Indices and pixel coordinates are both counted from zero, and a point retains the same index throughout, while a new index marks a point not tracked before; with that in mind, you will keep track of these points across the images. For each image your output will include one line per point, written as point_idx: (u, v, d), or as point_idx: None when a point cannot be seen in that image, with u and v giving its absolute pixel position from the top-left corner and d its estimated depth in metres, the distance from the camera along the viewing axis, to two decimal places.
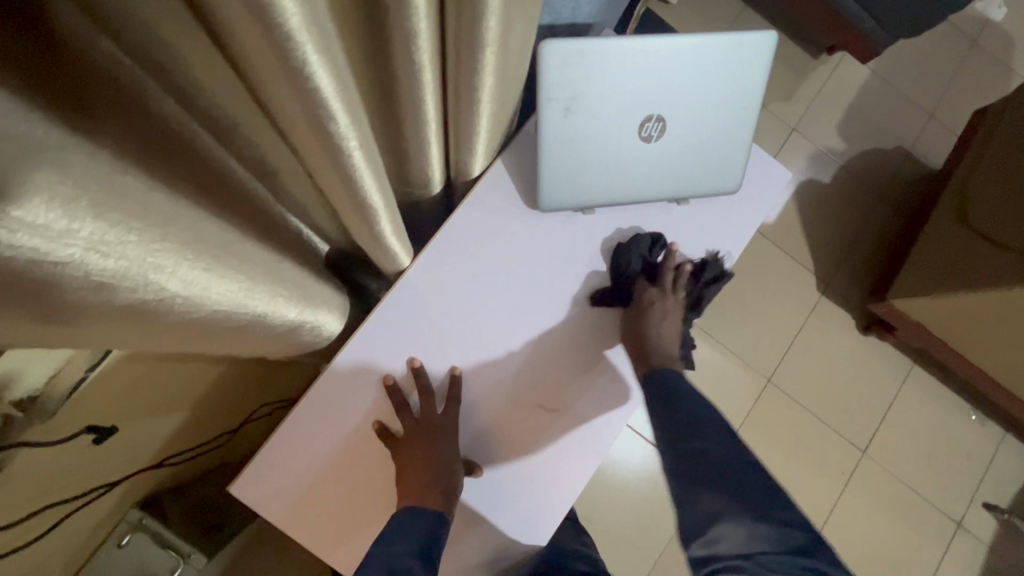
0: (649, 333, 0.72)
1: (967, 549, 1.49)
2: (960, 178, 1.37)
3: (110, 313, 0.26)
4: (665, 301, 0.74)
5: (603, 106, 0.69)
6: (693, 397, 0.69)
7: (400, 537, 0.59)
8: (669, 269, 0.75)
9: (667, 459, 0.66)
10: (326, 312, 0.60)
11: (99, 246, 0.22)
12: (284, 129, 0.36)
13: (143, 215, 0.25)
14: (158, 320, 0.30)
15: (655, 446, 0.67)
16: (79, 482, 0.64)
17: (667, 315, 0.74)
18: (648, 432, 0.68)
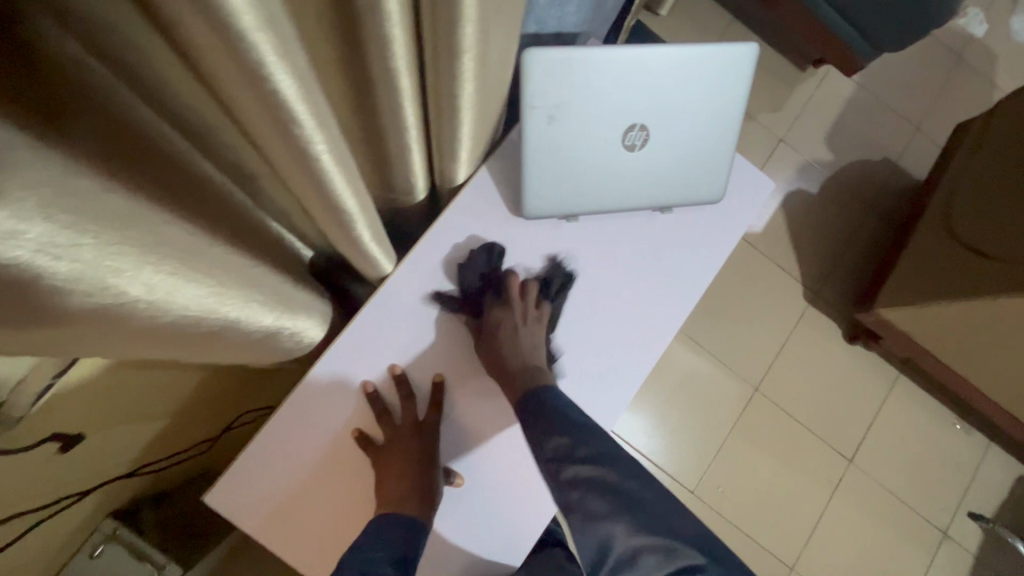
0: (496, 353, 0.70)
1: (953, 560, 1.49)
2: (945, 190, 1.39)
3: (68, 318, 0.25)
4: (516, 317, 0.71)
5: (587, 114, 0.69)
6: (559, 407, 0.66)
7: (377, 547, 0.58)
8: (512, 285, 0.73)
9: (572, 458, 0.63)
10: (305, 318, 0.59)
11: (54, 248, 0.22)
12: (252, 132, 0.35)
13: (99, 217, 0.24)
14: (121, 325, 0.30)
15: (557, 446, 0.63)
16: (47, 491, 0.63)
17: (520, 332, 0.71)
18: (553, 429, 0.64)
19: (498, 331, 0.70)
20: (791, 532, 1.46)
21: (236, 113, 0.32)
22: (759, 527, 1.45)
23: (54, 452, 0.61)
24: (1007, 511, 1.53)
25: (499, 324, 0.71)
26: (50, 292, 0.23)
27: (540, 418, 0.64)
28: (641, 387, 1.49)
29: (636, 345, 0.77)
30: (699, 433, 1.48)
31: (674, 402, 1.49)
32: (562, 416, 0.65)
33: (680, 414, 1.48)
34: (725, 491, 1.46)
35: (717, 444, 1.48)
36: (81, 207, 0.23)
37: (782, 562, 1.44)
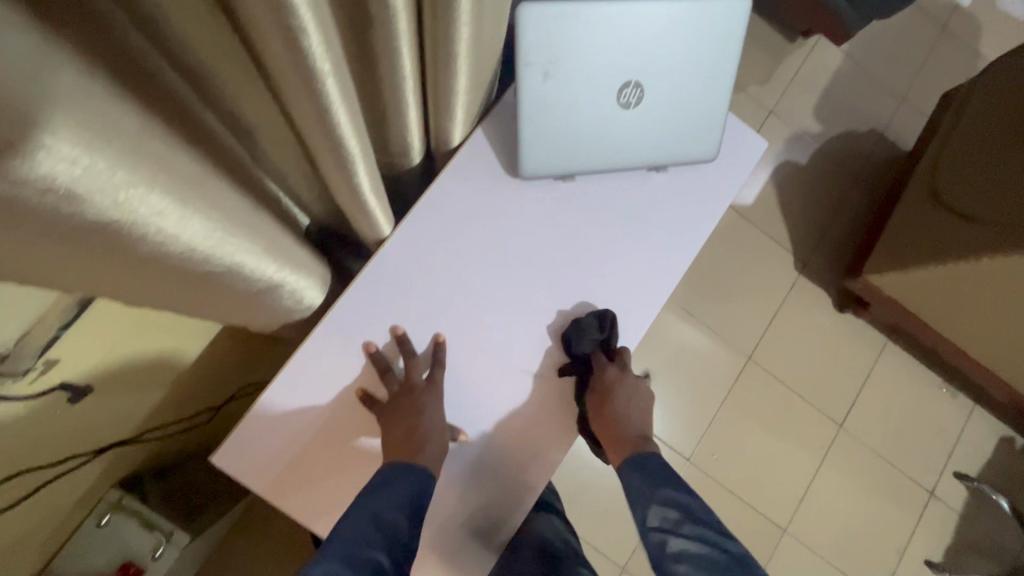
0: (610, 420, 0.72)
1: (938, 518, 1.54)
2: (931, 155, 1.41)
3: (71, 232, 0.25)
4: (622, 380, 0.74)
5: (581, 71, 0.70)
6: (666, 475, 0.70)
7: (383, 494, 0.60)
8: (618, 349, 0.75)
9: (677, 533, 0.66)
10: (308, 278, 0.59)
11: (63, 151, 0.21)
12: (263, 59, 0.36)
13: (115, 134, 0.24)
14: (124, 249, 0.29)
15: (664, 517, 0.67)
16: (55, 453, 0.63)
17: (629, 393, 0.74)
18: (663, 501, 0.68)
19: (616, 401, 0.72)
20: (783, 495, 1.50)
21: (249, 31, 0.33)
22: (753, 492, 1.49)
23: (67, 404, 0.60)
24: (989, 471, 1.58)
25: (615, 391, 0.72)
26: (57, 203, 0.22)
27: (644, 487, 0.69)
28: (636, 359, 1.51)
29: (634, 303, 0.77)
30: (693, 402, 1.51)
31: (669, 373, 1.51)
32: (668, 490, 0.68)
33: (676, 385, 1.51)
34: (720, 458, 1.49)
35: (713, 413, 1.51)
36: (98, 121, 0.23)
37: (777, 525, 1.48)
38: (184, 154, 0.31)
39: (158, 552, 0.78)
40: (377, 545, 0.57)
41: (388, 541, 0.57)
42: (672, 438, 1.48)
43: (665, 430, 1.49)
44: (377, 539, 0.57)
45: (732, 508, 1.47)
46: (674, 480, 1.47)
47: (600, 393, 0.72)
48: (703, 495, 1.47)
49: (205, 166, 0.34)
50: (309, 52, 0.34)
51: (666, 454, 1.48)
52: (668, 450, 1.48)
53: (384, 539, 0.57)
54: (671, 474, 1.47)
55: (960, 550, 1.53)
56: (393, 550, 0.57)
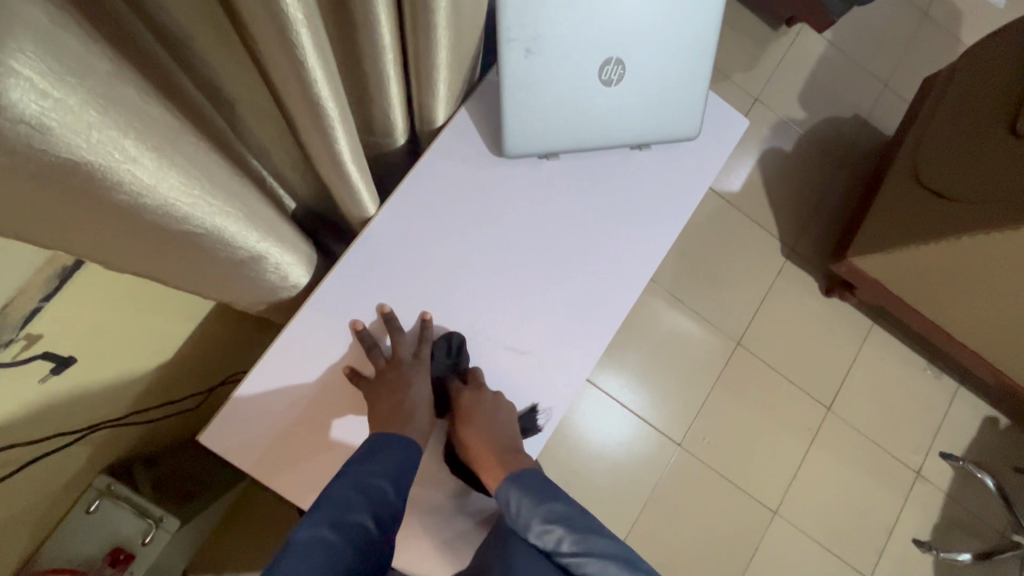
0: (475, 443, 0.68)
1: (925, 498, 1.57)
2: (912, 139, 1.43)
3: (42, 167, 0.25)
4: (480, 400, 0.70)
5: (562, 48, 0.70)
6: (546, 488, 0.67)
7: (371, 462, 0.60)
8: (474, 371, 0.71)
9: (562, 550, 0.64)
10: (294, 255, 0.60)
11: (29, 79, 0.22)
12: (244, 26, 0.36)
13: (93, 80, 0.25)
14: (99, 196, 0.29)
15: (547, 536, 0.64)
16: (40, 433, 0.63)
17: (490, 410, 0.69)
18: (546, 518, 0.65)
19: (475, 420, 0.68)
20: (773, 478, 1.52)
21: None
22: (744, 475, 1.50)
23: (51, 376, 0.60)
24: (973, 450, 1.61)
25: (474, 412, 0.69)
26: (23, 139, 0.23)
27: (525, 509, 0.65)
28: (626, 345, 1.52)
29: (619, 281, 0.78)
30: (683, 388, 1.52)
31: (659, 359, 1.53)
32: (548, 504, 0.66)
33: (666, 371, 1.52)
34: (710, 442, 1.51)
35: (703, 398, 1.52)
36: (74, 64, 0.23)
37: (767, 507, 1.50)
38: (165, 110, 0.31)
39: (148, 538, 0.77)
40: (362, 509, 0.57)
41: (373, 505, 0.58)
42: (663, 423, 1.50)
43: (656, 415, 1.50)
44: (363, 504, 0.58)
45: (723, 491, 1.49)
46: (665, 464, 1.48)
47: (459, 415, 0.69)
48: (695, 479, 1.48)
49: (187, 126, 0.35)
50: (286, 12, 0.34)
51: (657, 439, 1.49)
52: (659, 435, 1.49)
53: (369, 503, 0.58)
54: (662, 459, 1.48)
55: (947, 528, 1.56)
56: (379, 514, 0.58)
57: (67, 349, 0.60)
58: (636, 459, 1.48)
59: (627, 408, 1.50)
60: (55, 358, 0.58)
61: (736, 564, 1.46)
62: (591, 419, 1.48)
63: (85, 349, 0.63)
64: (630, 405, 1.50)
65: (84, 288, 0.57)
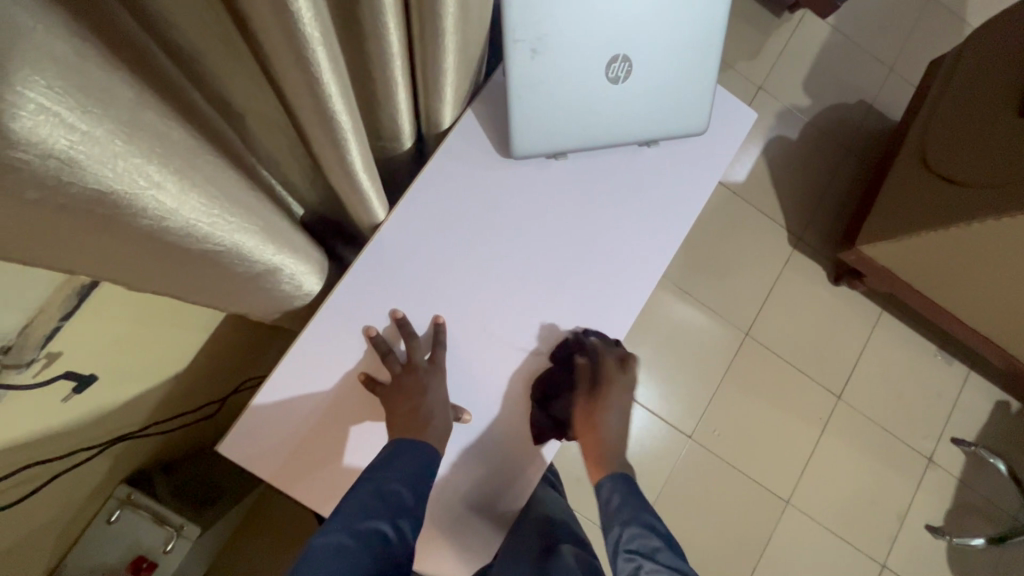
0: (604, 425, 0.71)
1: (937, 483, 1.56)
2: (920, 124, 1.41)
3: (66, 197, 0.25)
4: (618, 386, 0.73)
5: (569, 46, 0.70)
6: (646, 502, 0.67)
7: (389, 468, 0.61)
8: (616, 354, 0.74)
9: (654, 560, 0.61)
10: (307, 264, 0.60)
11: (54, 113, 0.21)
12: (256, 43, 0.36)
13: (116, 110, 0.24)
14: (120, 220, 0.29)
15: (642, 541, 0.63)
16: (62, 448, 0.64)
17: (623, 400, 0.73)
18: (643, 525, 0.64)
19: (607, 416, 0.71)
20: (784, 467, 1.52)
21: (240, 12, 0.33)
22: (755, 465, 1.50)
23: (70, 395, 0.60)
24: (986, 434, 1.60)
25: (606, 406, 0.72)
26: (51, 175, 0.23)
27: (626, 508, 0.66)
28: (634, 340, 1.52)
29: (631, 280, 0.78)
30: (692, 380, 1.52)
31: (668, 353, 1.52)
32: (650, 517, 0.65)
33: (674, 364, 1.52)
34: (721, 435, 1.51)
35: (713, 390, 1.52)
36: (99, 96, 0.23)
37: (779, 497, 1.50)
38: (185, 133, 0.31)
39: (169, 547, 0.77)
40: (381, 514, 0.57)
41: (392, 511, 0.58)
42: (673, 416, 1.50)
43: (665, 409, 1.50)
44: (381, 511, 0.58)
45: (735, 482, 1.49)
46: (676, 458, 1.48)
47: (588, 410, 0.71)
48: (705, 471, 1.49)
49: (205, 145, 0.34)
50: (302, 31, 0.33)
51: (668, 432, 1.49)
52: (670, 428, 1.49)
53: (388, 509, 0.58)
54: (674, 452, 1.48)
55: (960, 513, 1.56)
56: (397, 521, 0.58)
57: (86, 367, 0.60)
58: (646, 453, 1.48)
59: (637, 402, 1.50)
60: (75, 376, 0.59)
61: (749, 554, 1.47)
62: None
63: (104, 364, 0.63)
64: (640, 399, 1.50)
65: (103, 307, 0.58)
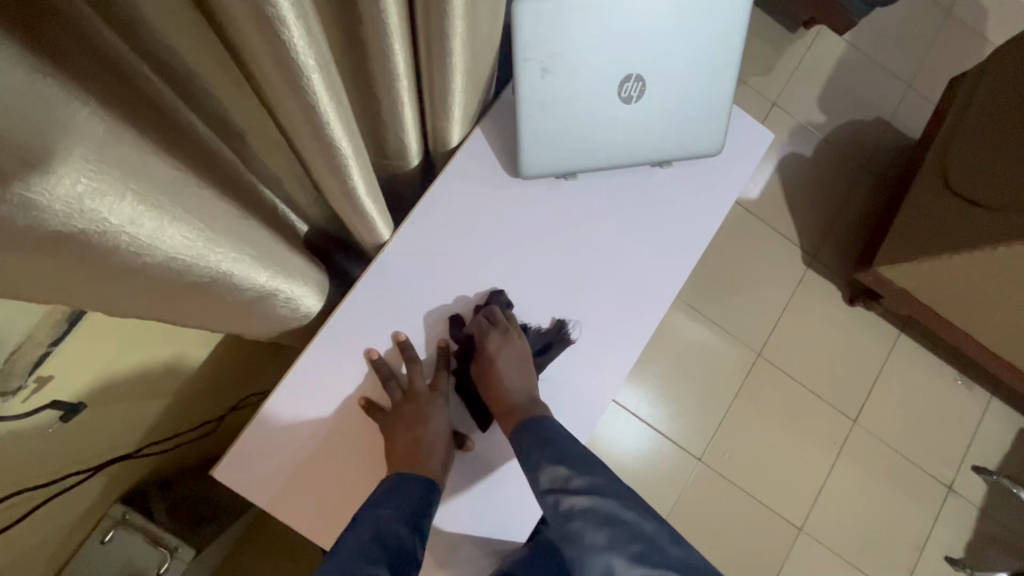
0: (499, 387, 0.67)
1: (957, 512, 1.50)
2: (940, 143, 1.38)
3: (26, 240, 0.23)
4: (501, 342, 0.68)
5: (580, 66, 0.68)
6: (553, 432, 0.64)
7: (390, 504, 0.58)
8: (494, 312, 0.69)
9: (570, 489, 0.60)
10: (304, 286, 0.58)
11: (13, 154, 0.20)
12: (253, 70, 0.35)
13: (84, 146, 0.23)
14: (94, 257, 0.28)
15: (555, 475, 0.60)
16: (56, 469, 0.62)
17: (511, 354, 0.68)
18: (552, 459, 0.61)
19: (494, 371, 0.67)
20: (798, 493, 1.47)
21: (236, 39, 0.31)
22: (766, 490, 1.46)
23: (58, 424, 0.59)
24: (1008, 463, 1.54)
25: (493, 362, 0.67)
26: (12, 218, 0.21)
27: (534, 448, 0.62)
28: (643, 358, 1.49)
29: (642, 304, 0.75)
30: (702, 400, 1.48)
31: (677, 372, 1.49)
32: (557, 446, 0.62)
33: (684, 384, 1.48)
34: (732, 458, 1.46)
35: (724, 412, 1.48)
36: (63, 132, 0.22)
37: (792, 524, 1.45)
38: (168, 166, 0.29)
39: (164, 567, 0.75)
40: (378, 561, 0.54)
41: (389, 555, 0.55)
42: (682, 437, 1.46)
43: (675, 429, 1.46)
44: (379, 555, 0.54)
45: (745, 507, 1.44)
46: (685, 480, 1.44)
47: (484, 368, 0.68)
48: (715, 494, 1.44)
49: (191, 175, 0.33)
50: (297, 60, 0.32)
51: (677, 454, 1.45)
52: (679, 449, 1.45)
53: (386, 554, 0.55)
54: (683, 475, 1.44)
55: (981, 544, 1.49)
56: (394, 565, 0.55)
57: (73, 397, 0.59)
58: (655, 474, 1.44)
59: (645, 422, 1.46)
60: (61, 407, 0.57)
61: None
62: (609, 434, 1.45)
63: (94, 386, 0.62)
64: (648, 419, 1.46)
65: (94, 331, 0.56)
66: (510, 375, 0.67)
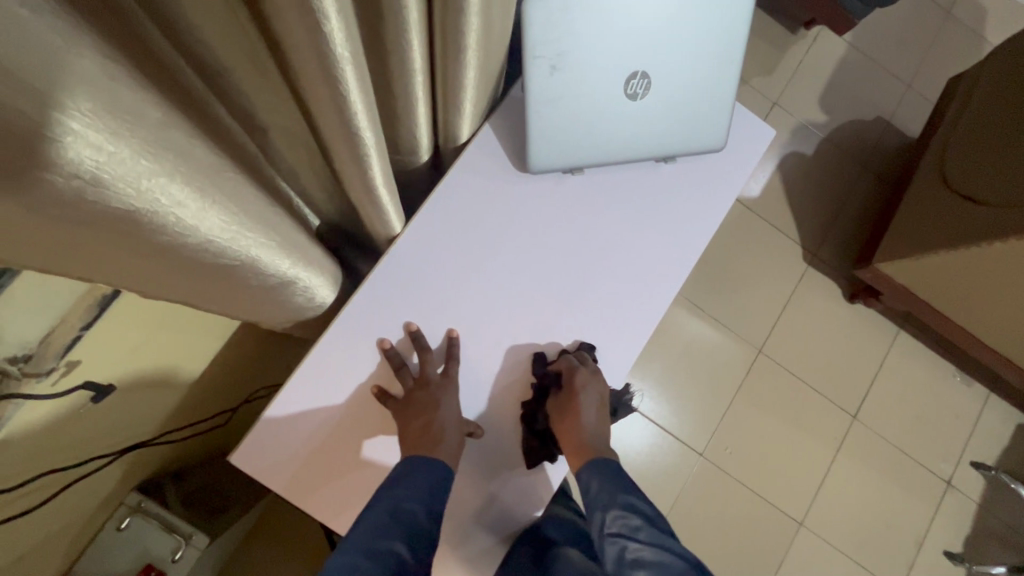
0: (575, 425, 0.69)
1: (956, 508, 1.52)
2: (939, 141, 1.39)
3: (87, 214, 0.25)
4: (588, 383, 0.70)
5: (588, 63, 0.70)
6: (625, 481, 0.67)
7: (403, 486, 0.60)
8: (584, 354, 0.73)
9: (637, 540, 0.63)
10: (321, 276, 0.59)
11: (85, 133, 0.22)
12: (286, 63, 0.36)
13: (143, 129, 0.25)
14: (141, 236, 0.29)
15: (623, 522, 0.64)
16: (78, 455, 0.64)
17: (593, 397, 0.70)
18: (623, 506, 0.65)
19: (576, 409, 0.69)
20: (798, 488, 1.48)
21: (272, 34, 0.33)
22: (767, 485, 1.47)
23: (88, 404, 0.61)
24: (1006, 458, 1.56)
25: (577, 400, 0.69)
26: (78, 193, 0.23)
27: (604, 492, 0.66)
28: (645, 354, 1.50)
29: (647, 296, 0.77)
30: (704, 397, 1.50)
31: (679, 369, 1.51)
32: (630, 496, 0.66)
33: (686, 380, 1.50)
34: (733, 453, 1.48)
35: (725, 407, 1.50)
36: (126, 115, 0.23)
37: (792, 518, 1.47)
38: (210, 153, 0.31)
39: (178, 555, 0.76)
40: (394, 535, 0.57)
41: (406, 531, 0.57)
42: (684, 432, 1.48)
43: (676, 425, 1.48)
44: (395, 531, 0.57)
45: (746, 502, 1.46)
46: (687, 475, 1.46)
47: (566, 405, 0.69)
48: (716, 489, 1.46)
49: (228, 162, 0.34)
50: (334, 52, 0.34)
51: (679, 449, 1.47)
52: (681, 444, 1.47)
53: (402, 529, 0.57)
54: (685, 470, 1.46)
55: (980, 540, 1.51)
56: (412, 541, 0.57)
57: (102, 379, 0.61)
58: (657, 469, 1.46)
59: (647, 417, 1.48)
60: (91, 388, 0.60)
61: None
62: (611, 429, 1.46)
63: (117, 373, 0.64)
64: (650, 415, 1.48)
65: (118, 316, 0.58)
66: (589, 418, 0.70)
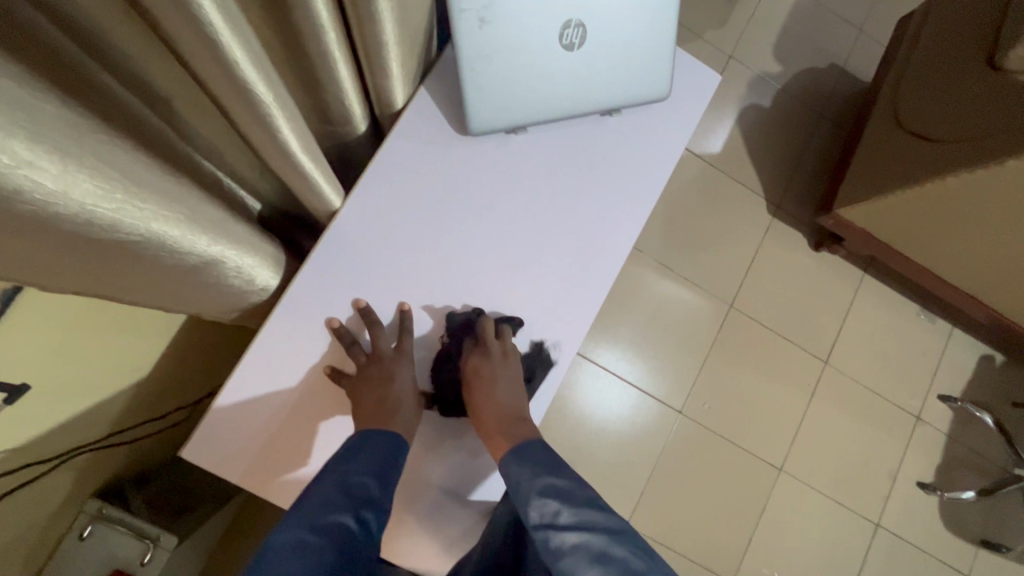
0: (478, 406, 0.66)
1: (927, 441, 1.57)
2: (891, 82, 1.40)
3: None
4: (499, 362, 0.68)
5: (517, 16, 0.67)
6: (548, 462, 0.63)
7: (355, 461, 0.59)
8: (485, 325, 0.69)
9: (560, 524, 0.58)
10: (254, 256, 0.57)
11: None
12: (150, 9, 0.33)
13: None
14: None
15: (544, 509, 0.59)
16: (18, 461, 0.62)
17: (496, 375, 0.67)
18: (540, 491, 0.60)
19: (473, 386, 0.67)
20: (777, 435, 1.52)
21: None
22: (747, 436, 1.50)
23: (9, 408, 0.58)
24: (971, 389, 1.61)
25: (475, 377, 0.67)
26: None
27: (523, 479, 0.61)
28: (618, 318, 1.51)
29: (601, 252, 0.76)
30: (680, 355, 1.51)
31: (653, 332, 1.51)
32: (547, 478, 0.61)
33: (660, 342, 1.51)
34: (711, 407, 1.50)
35: (701, 363, 1.51)
36: None
37: (771, 464, 1.50)
38: (62, 109, 0.28)
39: (146, 559, 0.74)
40: (343, 509, 0.55)
41: (356, 503, 0.56)
42: (662, 392, 1.49)
43: (656, 387, 1.49)
44: (343, 505, 0.56)
45: (728, 454, 1.49)
46: (669, 433, 1.48)
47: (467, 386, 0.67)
48: (698, 444, 1.48)
49: (98, 125, 0.32)
50: None
51: (658, 408, 1.49)
52: (660, 405, 1.49)
53: (351, 502, 0.56)
54: (666, 429, 1.48)
55: (950, 468, 1.57)
56: (361, 513, 0.56)
57: (20, 377, 0.57)
58: (639, 431, 1.47)
59: (624, 380, 1.49)
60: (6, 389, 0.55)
61: (746, 522, 1.47)
62: (591, 395, 1.47)
63: (43, 374, 0.60)
64: (627, 378, 1.49)
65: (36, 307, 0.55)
66: (498, 396, 0.66)
